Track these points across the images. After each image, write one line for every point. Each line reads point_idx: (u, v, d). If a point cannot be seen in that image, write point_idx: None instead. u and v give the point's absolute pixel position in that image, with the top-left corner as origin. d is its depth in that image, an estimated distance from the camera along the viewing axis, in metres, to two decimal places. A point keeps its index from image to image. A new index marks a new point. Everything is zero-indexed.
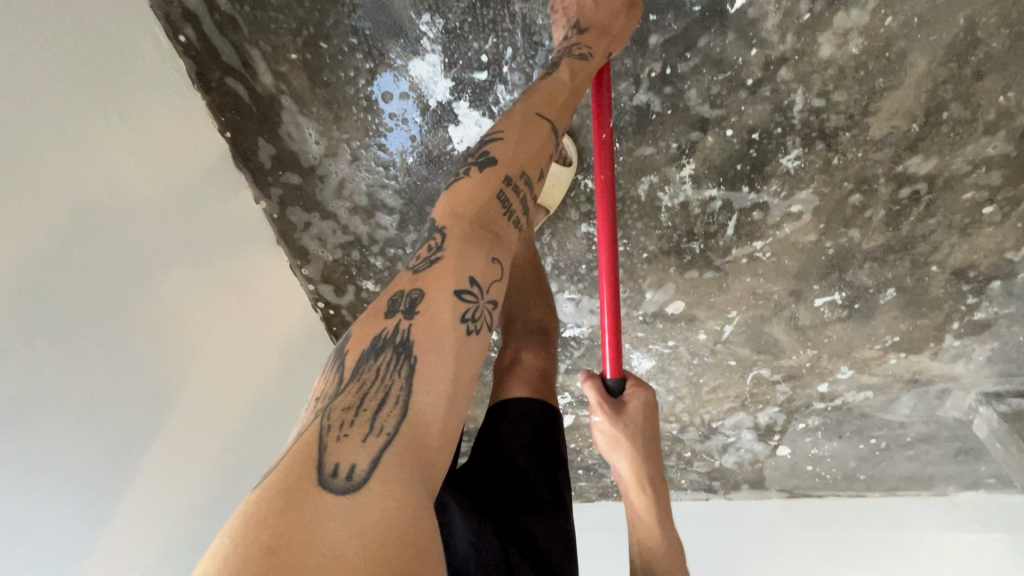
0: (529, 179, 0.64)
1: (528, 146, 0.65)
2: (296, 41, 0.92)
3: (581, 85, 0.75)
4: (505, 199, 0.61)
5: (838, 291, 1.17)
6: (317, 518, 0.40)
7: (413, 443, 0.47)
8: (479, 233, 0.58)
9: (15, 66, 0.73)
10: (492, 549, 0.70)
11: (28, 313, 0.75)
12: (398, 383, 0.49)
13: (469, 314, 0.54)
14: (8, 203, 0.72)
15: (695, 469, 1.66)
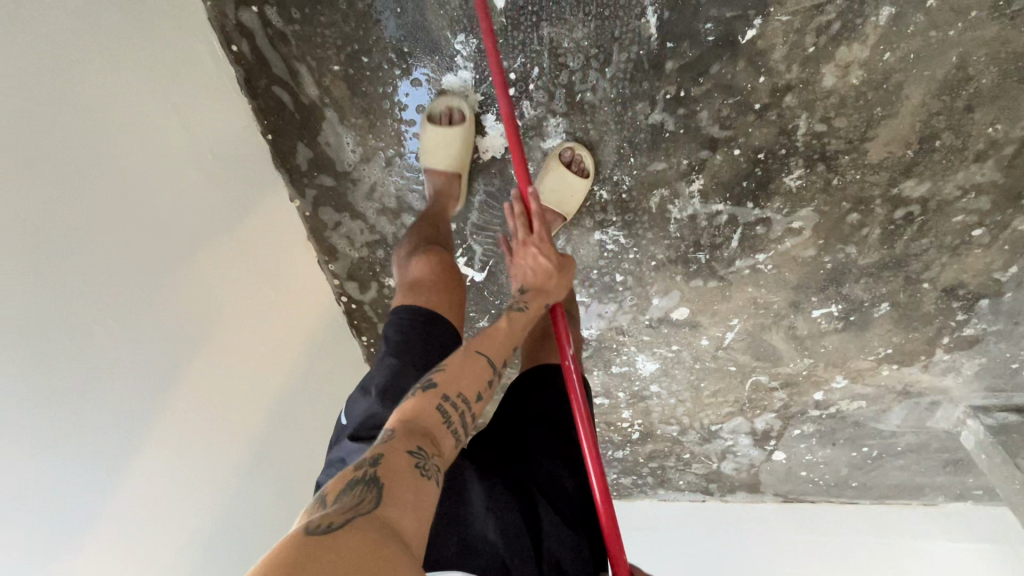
0: (467, 399, 0.70)
1: (467, 376, 0.72)
2: (340, 55, 1.00)
3: (518, 333, 0.84)
4: (445, 414, 0.66)
5: (835, 303, 1.24)
6: (316, 555, 0.42)
7: (390, 524, 0.50)
8: (426, 435, 0.63)
9: (86, 70, 0.81)
10: (509, 515, 0.76)
11: (83, 287, 0.83)
12: (373, 489, 0.52)
13: (421, 466, 0.58)
14: (69, 182, 0.80)
15: (693, 470, 1.73)
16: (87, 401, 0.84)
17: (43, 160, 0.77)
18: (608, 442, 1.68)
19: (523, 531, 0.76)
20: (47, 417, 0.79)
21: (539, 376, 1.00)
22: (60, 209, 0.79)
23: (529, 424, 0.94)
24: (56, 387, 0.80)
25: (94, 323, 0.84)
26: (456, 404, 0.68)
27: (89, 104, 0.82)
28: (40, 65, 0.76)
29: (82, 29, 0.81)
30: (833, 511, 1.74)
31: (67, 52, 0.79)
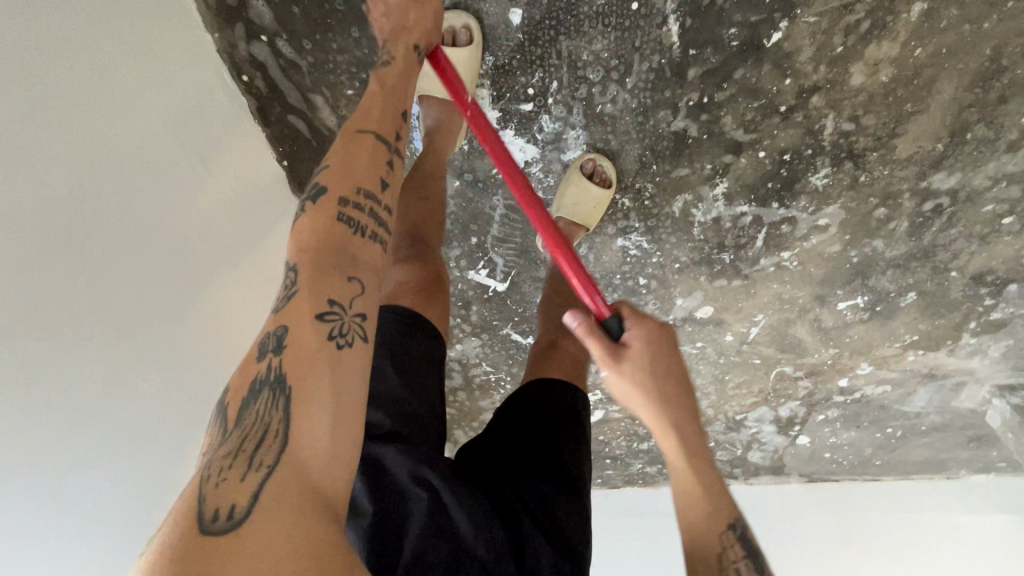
0: (369, 193, 0.63)
1: (359, 166, 0.64)
2: (353, 81, 0.99)
3: (407, 91, 0.76)
4: (348, 222, 0.60)
5: (861, 295, 1.23)
6: (197, 556, 0.40)
7: (302, 472, 0.48)
8: (328, 261, 0.57)
9: (102, 120, 0.79)
10: (497, 537, 0.68)
11: (108, 332, 0.82)
12: (277, 416, 0.49)
13: (336, 331, 0.54)
14: (93, 235, 0.79)
15: (718, 457, 1.75)
16: (128, 451, 0.88)
17: (76, 228, 0.77)
18: (633, 435, 1.71)
19: (508, 551, 0.69)
20: (90, 471, 0.83)
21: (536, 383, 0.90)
22: (96, 274, 0.80)
23: (528, 437, 0.84)
24: (82, 432, 0.81)
25: (134, 378, 0.86)
26: (359, 205, 0.61)
27: (116, 160, 0.82)
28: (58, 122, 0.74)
29: (104, 83, 0.79)
30: (856, 489, 1.76)
31: (90, 110, 0.78)
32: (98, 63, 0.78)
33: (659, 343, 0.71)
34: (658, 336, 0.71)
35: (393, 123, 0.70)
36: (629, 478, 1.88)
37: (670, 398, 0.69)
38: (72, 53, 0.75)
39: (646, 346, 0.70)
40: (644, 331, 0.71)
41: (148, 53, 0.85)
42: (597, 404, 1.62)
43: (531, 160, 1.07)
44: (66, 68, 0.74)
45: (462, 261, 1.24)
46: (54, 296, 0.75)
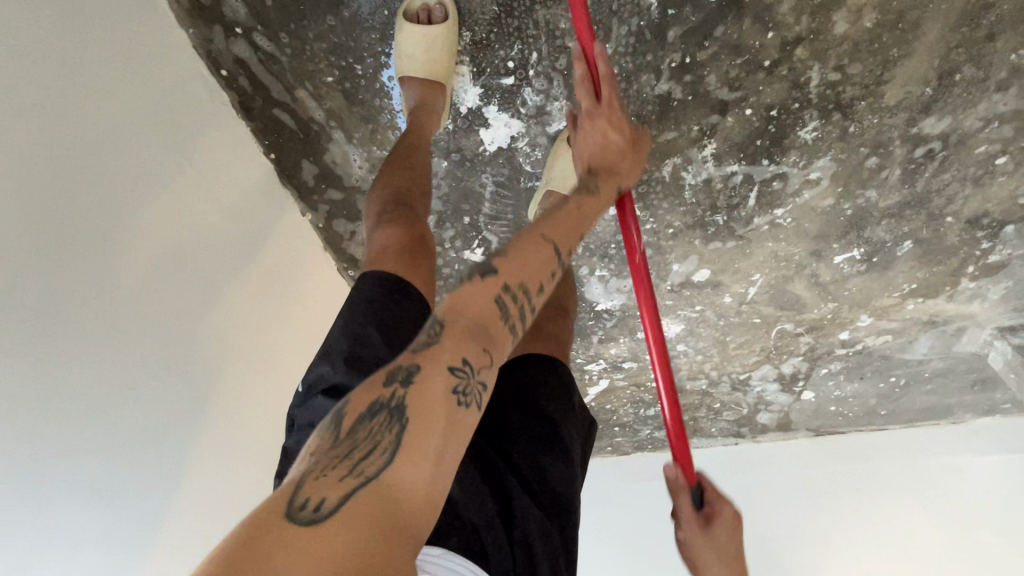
0: (529, 292, 0.61)
1: (532, 265, 0.62)
2: (331, 67, 0.98)
3: (588, 217, 0.74)
4: (503, 307, 0.58)
5: (858, 247, 1.23)
6: (276, 545, 0.38)
7: (390, 501, 0.44)
8: (475, 329, 0.55)
9: (83, 120, 0.78)
10: (487, 502, 0.70)
11: (107, 324, 0.82)
12: (391, 435, 0.47)
13: (460, 388, 0.51)
14: (84, 231, 0.78)
15: (725, 417, 1.78)
16: (141, 454, 0.89)
17: (68, 238, 0.77)
18: (640, 401, 1.73)
19: (497, 520, 0.70)
20: (106, 475, 0.85)
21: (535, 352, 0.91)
22: (93, 284, 0.79)
23: (520, 404, 0.84)
24: (94, 422, 0.82)
25: (140, 385, 0.87)
26: (518, 296, 0.59)
27: (102, 159, 0.81)
28: (40, 124, 0.73)
29: (82, 81, 0.78)
30: (869, 441, 1.79)
31: (72, 108, 0.77)
32: (78, 70, 0.77)
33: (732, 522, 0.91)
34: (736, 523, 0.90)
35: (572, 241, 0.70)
36: (639, 444, 1.93)
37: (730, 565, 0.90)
38: (52, 62, 0.74)
39: (726, 540, 0.90)
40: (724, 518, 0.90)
41: (126, 55, 0.84)
42: (601, 374, 1.64)
43: (517, 135, 1.05)
44: (48, 78, 0.74)
45: (457, 242, 1.24)
46: (52, 308, 0.75)
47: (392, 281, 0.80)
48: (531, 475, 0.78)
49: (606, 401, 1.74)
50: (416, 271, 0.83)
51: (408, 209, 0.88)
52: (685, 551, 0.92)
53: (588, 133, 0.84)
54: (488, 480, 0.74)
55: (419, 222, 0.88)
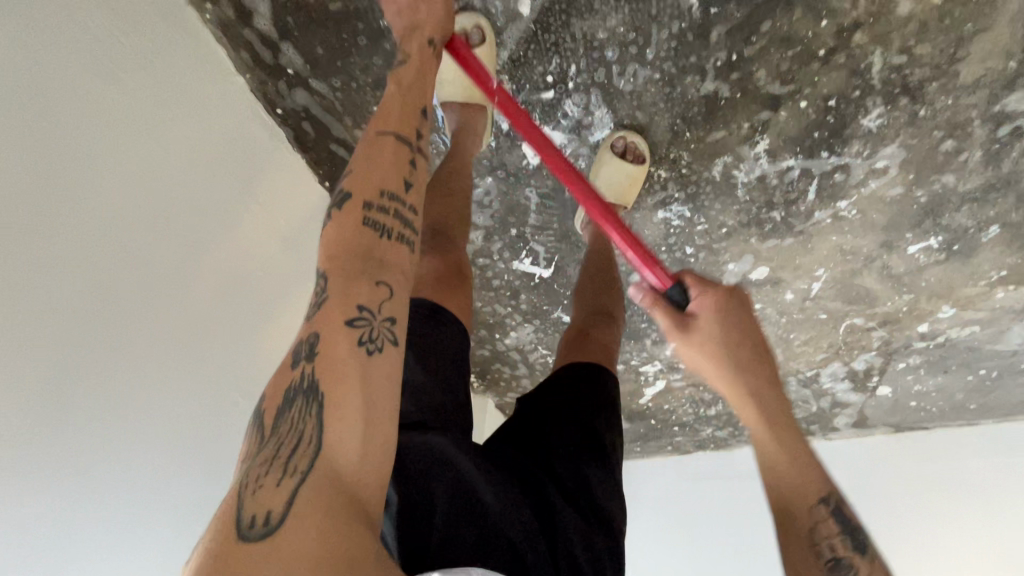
0: (394, 194, 0.60)
1: (381, 165, 0.61)
2: (376, 95, 1.01)
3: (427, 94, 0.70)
4: (376, 226, 0.58)
5: (934, 236, 1.15)
6: (243, 562, 0.43)
7: (338, 483, 0.48)
8: (356, 265, 0.56)
9: (151, 175, 0.85)
10: (527, 516, 0.69)
11: (182, 355, 0.89)
12: (310, 422, 0.50)
13: (365, 337, 0.53)
14: (155, 274, 0.85)
15: (792, 415, 1.72)
16: (191, 477, 0.92)
17: (140, 282, 0.83)
18: (699, 401, 1.70)
19: (536, 529, 0.69)
20: (173, 486, 0.89)
21: (576, 367, 0.92)
22: (166, 317, 0.87)
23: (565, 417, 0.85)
24: (172, 441, 0.88)
25: (200, 413, 0.92)
26: (383, 206, 0.59)
27: (167, 206, 0.87)
28: (114, 183, 0.80)
29: (148, 138, 0.85)
30: (950, 435, 1.65)
31: (141, 165, 0.84)
32: (145, 131, 0.85)
33: (727, 308, 0.75)
34: (725, 298, 0.75)
35: (415, 119, 0.66)
36: (701, 443, 1.90)
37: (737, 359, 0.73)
38: (126, 126, 0.82)
39: (712, 309, 0.75)
40: (709, 301, 0.76)
41: (188, 107, 0.91)
42: (658, 375, 1.61)
43: (560, 146, 1.05)
44: (123, 139, 0.82)
45: (505, 253, 1.27)
46: (133, 348, 0.82)
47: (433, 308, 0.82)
48: (576, 488, 0.77)
49: (664, 402, 1.72)
50: (455, 298, 0.85)
51: (445, 238, 0.90)
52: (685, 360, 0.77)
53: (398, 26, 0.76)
54: (529, 486, 0.73)
55: (455, 252, 0.90)
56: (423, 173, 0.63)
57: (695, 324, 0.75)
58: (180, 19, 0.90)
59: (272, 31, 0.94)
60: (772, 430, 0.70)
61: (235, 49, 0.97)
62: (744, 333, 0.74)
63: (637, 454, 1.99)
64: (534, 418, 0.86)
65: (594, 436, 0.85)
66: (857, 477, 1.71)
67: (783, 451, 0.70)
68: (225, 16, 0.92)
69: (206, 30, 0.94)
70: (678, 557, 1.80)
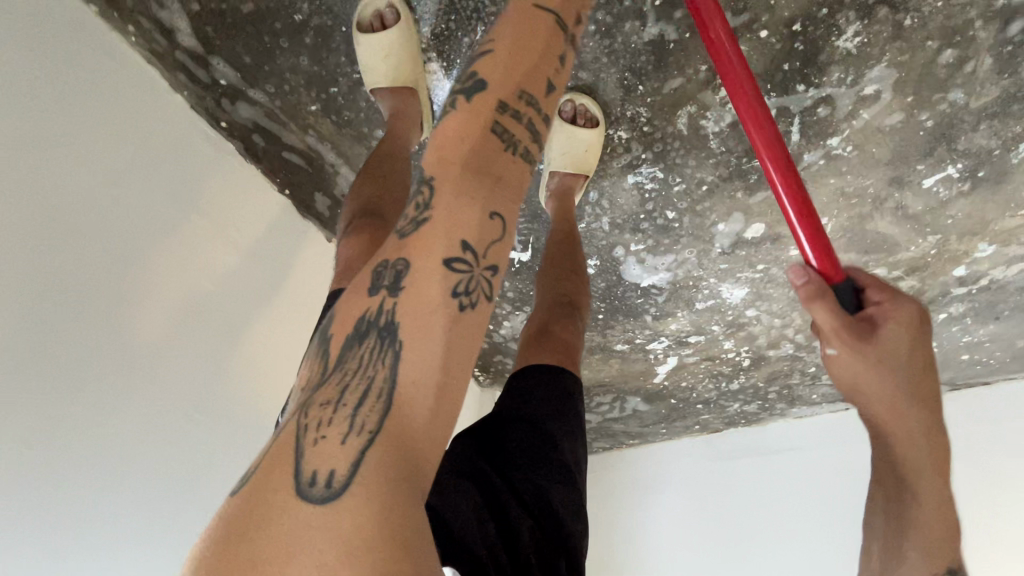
0: (530, 95, 0.54)
1: (525, 51, 0.55)
2: (311, 94, 0.98)
3: None
4: (501, 134, 0.52)
5: (952, 164, 1.00)
6: (288, 527, 0.39)
7: (398, 441, 0.43)
8: (471, 181, 0.50)
9: (89, 197, 0.80)
10: (488, 529, 0.65)
11: (145, 381, 0.84)
12: (381, 371, 0.44)
13: (462, 289, 0.47)
14: (105, 299, 0.80)
15: (825, 382, 1.57)
16: (152, 534, 0.84)
17: (87, 309, 0.78)
18: (719, 375, 1.59)
19: (499, 543, 0.65)
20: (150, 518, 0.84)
21: (535, 365, 0.83)
22: (124, 343, 0.82)
23: (523, 422, 0.77)
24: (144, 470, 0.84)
25: (158, 463, 0.85)
26: (518, 112, 0.53)
27: (111, 227, 0.83)
28: (48, 210, 0.76)
29: (79, 160, 0.80)
30: (961, 401, 1.50)
31: (75, 189, 0.79)
32: (77, 152, 0.80)
33: (918, 337, 0.59)
34: (919, 325, 0.59)
35: (571, 7, 0.60)
36: (730, 420, 1.77)
37: (913, 390, 0.59)
38: (54, 148, 0.77)
39: (902, 332, 0.59)
40: (901, 318, 0.59)
41: (123, 123, 0.86)
42: (668, 352, 1.51)
43: None
44: (51, 161, 0.77)
45: None
46: (85, 380, 0.77)
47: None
48: (531, 499, 0.71)
49: (681, 380, 1.61)
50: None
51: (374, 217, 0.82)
52: (839, 372, 0.61)
53: None
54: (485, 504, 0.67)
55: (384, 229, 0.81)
56: (560, 83, 0.57)
57: (876, 337, 0.59)
58: (103, 43, 0.86)
59: (197, 45, 0.92)
60: (940, 472, 0.61)
61: (171, 71, 0.95)
62: (927, 369, 0.60)
63: (664, 436, 1.88)
64: (490, 422, 0.78)
65: (553, 443, 0.76)
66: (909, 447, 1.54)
67: (940, 500, 0.61)
68: (148, 35, 0.90)
69: (134, 52, 0.90)
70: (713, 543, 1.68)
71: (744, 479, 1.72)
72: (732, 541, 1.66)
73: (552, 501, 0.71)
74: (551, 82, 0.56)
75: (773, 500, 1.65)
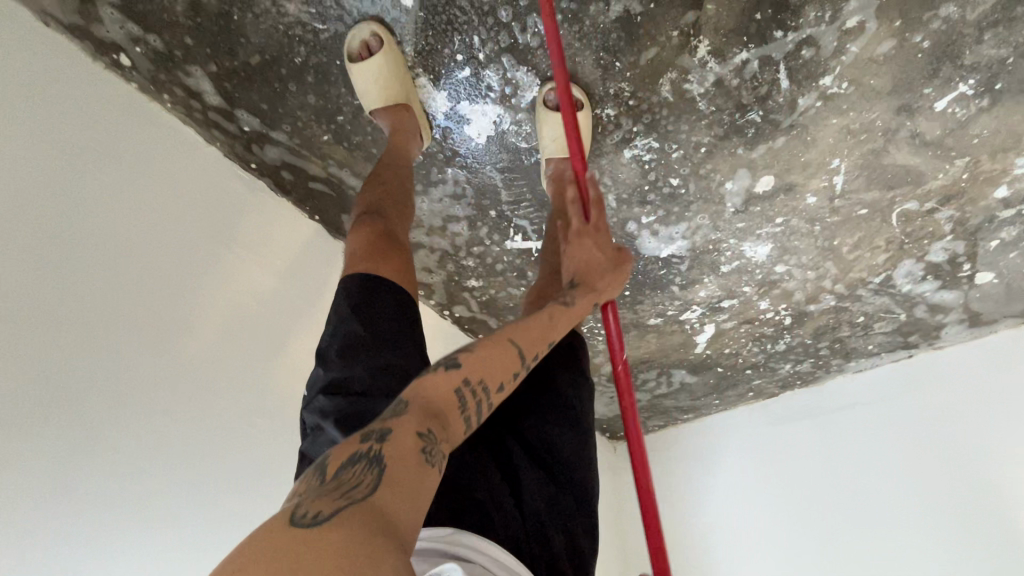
0: (490, 389, 0.61)
1: (499, 367, 0.63)
2: (323, 125, 1.10)
3: (560, 330, 0.75)
4: (464, 402, 0.57)
5: (963, 82, 0.96)
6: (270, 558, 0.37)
7: (382, 514, 0.42)
8: (435, 415, 0.54)
9: (145, 241, 0.95)
10: (493, 476, 0.72)
11: (207, 391, 0.96)
12: (372, 470, 0.45)
13: (427, 451, 0.50)
14: (166, 325, 0.93)
15: (880, 331, 1.50)
16: (222, 526, 0.93)
17: (152, 334, 0.91)
18: (762, 338, 1.55)
19: (503, 490, 0.72)
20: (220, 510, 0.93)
21: None
22: (186, 361, 0.94)
23: (527, 379, 0.86)
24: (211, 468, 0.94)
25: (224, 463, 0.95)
26: (477, 394, 0.59)
27: (167, 266, 0.96)
28: (113, 256, 0.90)
29: (134, 212, 0.94)
30: None
31: (131, 237, 0.93)
32: (130, 206, 0.94)
33: None
34: None
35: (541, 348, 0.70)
36: (786, 383, 1.71)
37: None
38: (113, 204, 0.92)
39: None
40: None
41: (164, 176, 1.00)
42: (704, 321, 1.50)
43: (499, 118, 1.06)
44: (111, 215, 0.92)
45: (495, 236, 1.27)
46: (158, 395, 0.89)
47: (366, 281, 0.83)
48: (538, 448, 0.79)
49: (724, 347, 1.59)
50: (389, 262, 0.86)
51: (374, 213, 0.91)
52: None
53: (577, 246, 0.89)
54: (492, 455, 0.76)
55: (384, 223, 0.91)
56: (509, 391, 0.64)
57: None
58: (142, 112, 1.01)
59: (221, 102, 1.05)
60: None
61: (207, 129, 1.08)
62: None
63: (717, 408, 1.83)
64: None
65: (560, 399, 0.84)
66: (980, 389, 1.49)
67: None
68: (181, 100, 1.04)
69: (174, 117, 1.05)
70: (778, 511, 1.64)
71: (799, 436, 1.68)
72: (799, 506, 1.60)
73: (560, 451, 0.80)
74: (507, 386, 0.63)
75: (834, 458, 1.60)
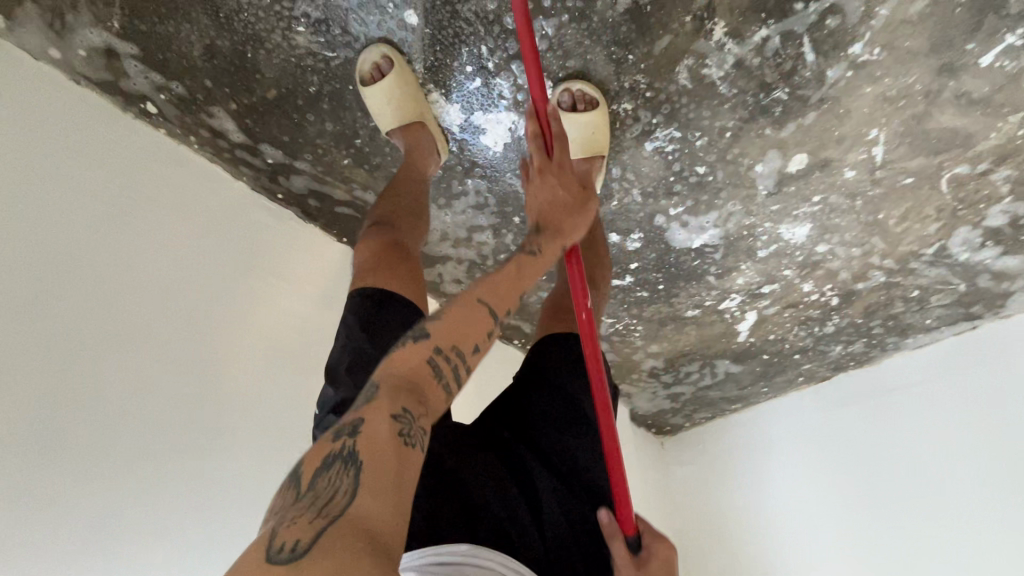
0: (462, 351, 0.60)
1: (463, 326, 0.61)
2: (342, 150, 1.11)
3: (529, 280, 0.72)
4: (435, 369, 0.57)
5: (1010, 33, 0.89)
6: None
7: (362, 522, 0.43)
8: (408, 390, 0.54)
9: (184, 281, 0.98)
10: (509, 489, 0.71)
11: (254, 420, 0.99)
12: (347, 477, 0.46)
13: (404, 432, 0.50)
14: (211, 359, 0.97)
15: (938, 304, 1.41)
16: None
17: (198, 371, 0.95)
18: (809, 321, 1.48)
19: (518, 503, 0.71)
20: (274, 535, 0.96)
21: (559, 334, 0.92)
22: (232, 394, 0.97)
23: (545, 385, 0.86)
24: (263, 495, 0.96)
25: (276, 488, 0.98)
26: (449, 357, 0.59)
27: (207, 302, 1.00)
28: (155, 298, 0.94)
29: (171, 254, 0.98)
30: None
31: (171, 278, 0.97)
32: (168, 249, 0.98)
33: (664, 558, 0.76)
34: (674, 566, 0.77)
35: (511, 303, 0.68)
36: (838, 365, 1.63)
37: None
38: (152, 250, 0.96)
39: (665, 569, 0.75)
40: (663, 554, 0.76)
41: (197, 216, 1.04)
42: (744, 309, 1.45)
43: (514, 125, 1.05)
44: (151, 259, 0.96)
45: (520, 242, 1.26)
46: (208, 428, 0.93)
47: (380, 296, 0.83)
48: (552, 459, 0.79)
49: (768, 334, 1.53)
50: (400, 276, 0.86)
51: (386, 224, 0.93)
52: None
53: (539, 189, 0.82)
54: (511, 467, 0.74)
55: (394, 233, 0.92)
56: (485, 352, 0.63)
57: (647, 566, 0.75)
58: (173, 158, 1.05)
59: (244, 138, 1.08)
60: None
61: (235, 166, 1.12)
62: None
63: (766, 396, 1.76)
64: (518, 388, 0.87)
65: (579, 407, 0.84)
66: None
67: None
68: (207, 140, 1.07)
69: (201, 157, 1.09)
70: (840, 504, 1.55)
71: (851, 420, 1.60)
72: (851, 492, 1.54)
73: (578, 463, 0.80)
74: (480, 348, 0.62)
75: (890, 442, 1.53)
